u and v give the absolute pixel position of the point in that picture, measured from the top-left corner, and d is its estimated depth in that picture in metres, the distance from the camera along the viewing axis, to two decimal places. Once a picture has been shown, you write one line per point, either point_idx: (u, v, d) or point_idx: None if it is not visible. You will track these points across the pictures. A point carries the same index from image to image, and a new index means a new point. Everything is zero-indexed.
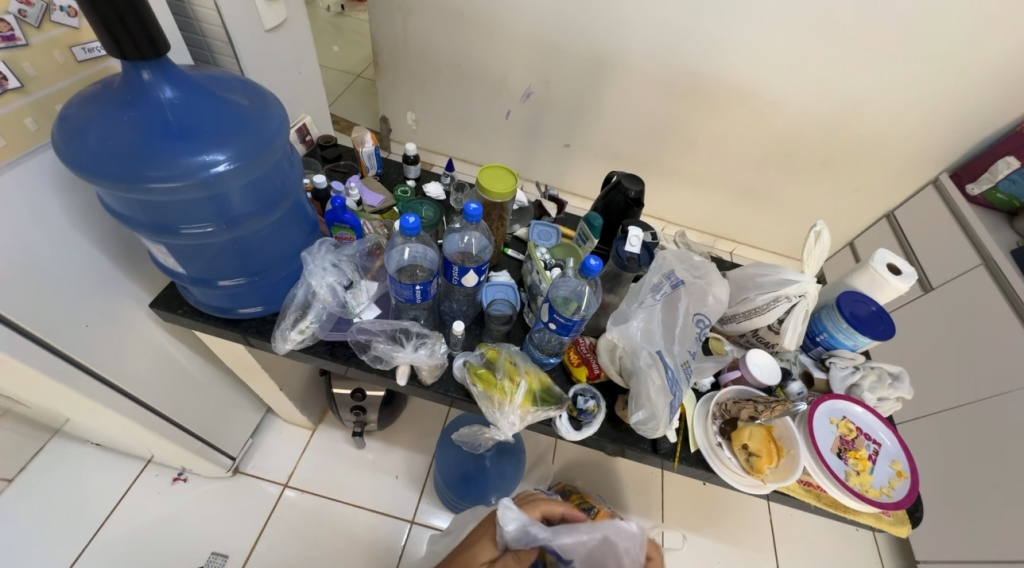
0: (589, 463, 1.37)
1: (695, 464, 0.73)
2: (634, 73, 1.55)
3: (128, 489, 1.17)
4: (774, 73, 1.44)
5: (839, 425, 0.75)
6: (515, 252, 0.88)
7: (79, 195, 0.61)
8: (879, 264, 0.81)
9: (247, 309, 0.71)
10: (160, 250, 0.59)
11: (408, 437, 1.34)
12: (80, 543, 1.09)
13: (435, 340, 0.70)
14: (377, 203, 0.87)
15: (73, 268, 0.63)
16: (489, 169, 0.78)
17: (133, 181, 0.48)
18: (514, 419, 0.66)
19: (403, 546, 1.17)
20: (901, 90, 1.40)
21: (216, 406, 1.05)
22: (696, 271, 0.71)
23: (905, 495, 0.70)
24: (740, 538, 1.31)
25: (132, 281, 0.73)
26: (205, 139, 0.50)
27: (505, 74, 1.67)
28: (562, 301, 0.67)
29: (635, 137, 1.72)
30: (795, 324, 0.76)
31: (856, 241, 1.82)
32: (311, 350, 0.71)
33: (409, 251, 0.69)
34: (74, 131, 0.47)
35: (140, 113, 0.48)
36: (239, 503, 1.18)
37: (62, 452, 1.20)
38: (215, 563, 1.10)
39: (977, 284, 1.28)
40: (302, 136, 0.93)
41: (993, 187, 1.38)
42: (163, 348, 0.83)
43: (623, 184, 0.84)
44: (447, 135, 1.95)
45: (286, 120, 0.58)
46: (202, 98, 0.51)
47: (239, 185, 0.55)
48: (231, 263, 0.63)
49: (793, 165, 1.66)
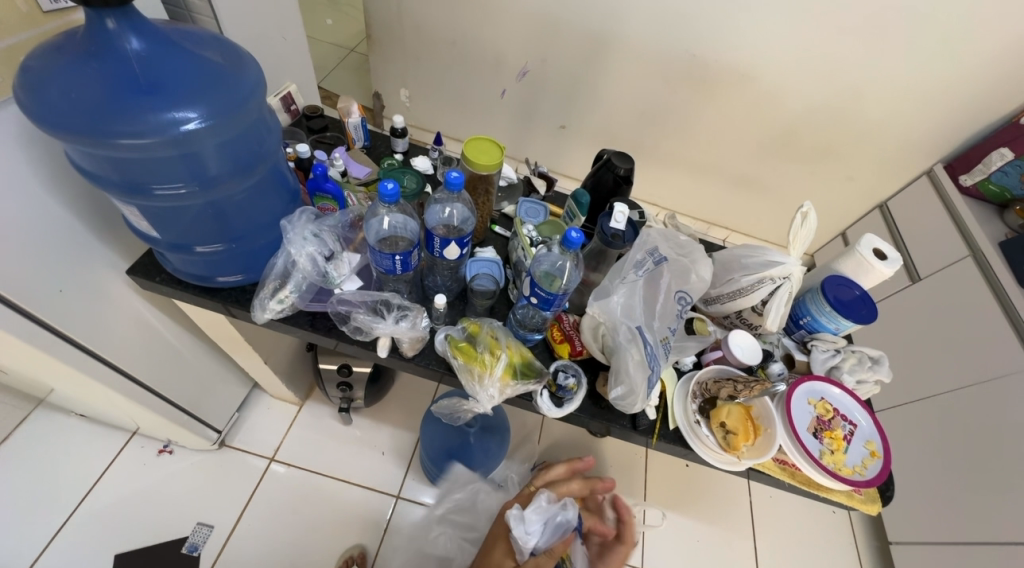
0: (575, 444, 1.39)
1: (674, 441, 0.74)
2: (633, 53, 1.52)
3: (113, 460, 1.17)
4: (773, 57, 1.42)
5: (816, 405, 0.76)
6: (501, 229, 0.87)
7: (48, 154, 0.60)
8: (865, 249, 0.81)
9: (226, 278, 0.70)
10: (131, 212, 0.57)
11: (396, 415, 1.34)
12: (67, 510, 1.10)
13: (417, 313, 0.70)
14: (363, 175, 0.85)
15: (43, 231, 0.62)
16: (474, 142, 0.76)
17: (101, 137, 0.46)
18: (493, 392, 0.67)
19: (388, 519, 1.19)
20: (902, 78, 1.39)
21: (201, 379, 1.04)
22: (680, 249, 0.72)
23: (876, 473, 0.71)
24: (721, 518, 1.34)
25: (108, 247, 0.72)
26: (176, 95, 0.48)
27: (501, 51, 1.64)
28: (544, 275, 0.67)
29: (631, 120, 1.70)
30: (778, 306, 0.76)
31: (848, 231, 1.82)
32: (291, 320, 0.70)
33: (389, 220, 0.67)
34: (35, 83, 0.46)
35: (106, 66, 0.47)
36: (225, 475, 1.19)
37: (47, 423, 1.19)
38: (200, 533, 1.11)
39: (965, 275, 1.29)
40: (287, 105, 0.90)
41: (985, 178, 1.39)
42: (144, 318, 0.82)
43: (612, 162, 0.83)
44: (440, 113, 1.91)
45: (262, 80, 0.57)
46: (172, 53, 0.50)
47: (213, 146, 0.54)
48: (208, 228, 0.62)
49: (789, 153, 1.65)
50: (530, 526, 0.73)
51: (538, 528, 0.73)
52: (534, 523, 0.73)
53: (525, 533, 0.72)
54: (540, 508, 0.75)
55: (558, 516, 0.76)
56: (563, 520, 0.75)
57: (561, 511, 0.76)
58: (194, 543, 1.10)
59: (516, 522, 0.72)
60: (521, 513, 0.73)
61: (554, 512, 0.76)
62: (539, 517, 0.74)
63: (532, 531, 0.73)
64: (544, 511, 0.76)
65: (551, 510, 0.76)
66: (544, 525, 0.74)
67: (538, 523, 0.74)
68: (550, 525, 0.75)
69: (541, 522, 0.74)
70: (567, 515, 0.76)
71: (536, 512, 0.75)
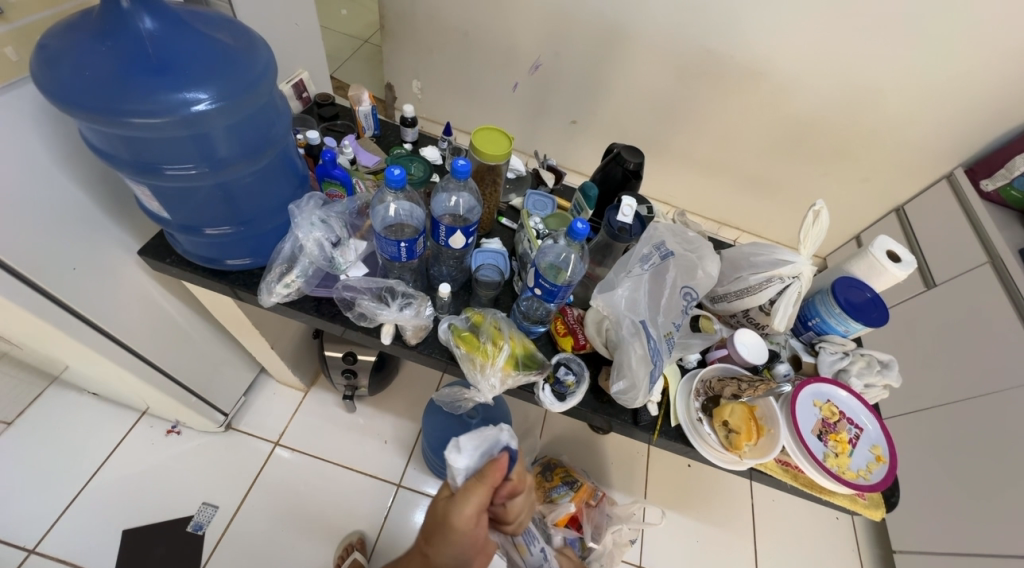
0: (577, 439, 1.39)
1: (675, 438, 0.74)
2: (646, 48, 1.50)
3: (123, 438, 1.20)
4: (791, 54, 1.39)
5: (823, 408, 0.75)
6: (508, 221, 0.87)
7: (64, 133, 0.61)
8: (878, 250, 0.79)
9: (234, 261, 0.71)
10: (143, 192, 0.58)
11: (399, 404, 1.35)
12: (78, 485, 1.13)
13: (422, 301, 0.70)
14: (371, 163, 0.85)
15: (57, 208, 0.63)
16: (483, 132, 0.76)
17: (112, 115, 0.47)
18: (494, 381, 0.67)
19: (388, 507, 1.20)
20: (923, 77, 1.35)
21: (209, 362, 1.06)
22: (687, 245, 0.70)
23: (881, 478, 0.70)
24: (721, 519, 1.33)
25: (120, 228, 0.73)
26: (187, 76, 0.49)
27: (514, 43, 1.63)
28: (549, 267, 0.66)
29: (643, 116, 1.68)
30: (787, 306, 0.75)
31: (862, 234, 1.79)
32: (297, 304, 0.71)
33: (395, 208, 0.67)
34: (49, 60, 0.46)
35: (119, 44, 0.47)
36: (231, 457, 1.21)
37: (60, 399, 1.23)
38: (205, 513, 1.13)
39: (981, 281, 1.26)
40: (298, 92, 0.91)
41: (1007, 183, 1.33)
42: (154, 299, 0.84)
43: (622, 155, 0.82)
44: (452, 105, 1.91)
45: (273, 64, 0.57)
46: (184, 33, 0.50)
47: (222, 127, 0.54)
48: (217, 210, 0.63)
49: (803, 153, 1.63)
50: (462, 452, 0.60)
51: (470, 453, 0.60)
52: (466, 448, 0.60)
53: (455, 455, 0.60)
54: (474, 432, 0.62)
55: (494, 436, 0.63)
56: (494, 442, 0.62)
57: (495, 431, 0.63)
58: (199, 521, 1.12)
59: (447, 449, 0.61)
60: (454, 439, 0.61)
61: (486, 436, 0.62)
62: (472, 440, 0.61)
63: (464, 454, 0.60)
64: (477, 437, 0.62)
65: (483, 433, 0.62)
66: (477, 450, 0.61)
67: (471, 448, 0.61)
68: (486, 449, 0.61)
69: (474, 446, 0.61)
70: (503, 436, 0.63)
71: (471, 437, 0.62)
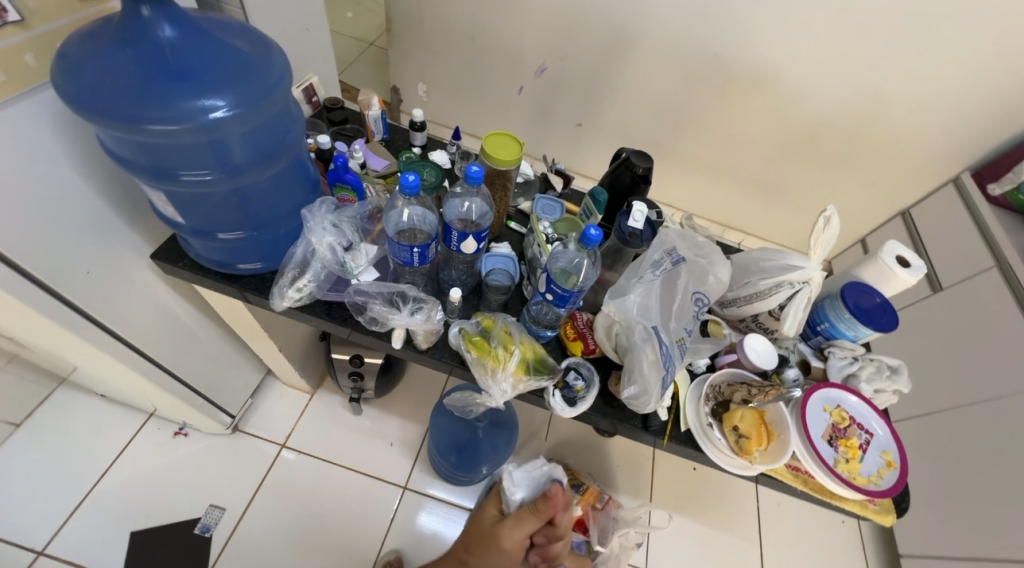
0: (582, 442, 1.39)
1: (684, 443, 0.74)
2: (652, 52, 1.51)
3: (132, 439, 1.20)
4: (798, 58, 1.39)
5: (833, 413, 0.75)
6: (517, 225, 0.87)
7: (81, 138, 0.61)
8: (888, 256, 0.80)
9: (246, 265, 0.71)
10: (159, 198, 0.58)
11: (405, 406, 1.35)
12: (87, 486, 1.13)
13: (432, 306, 0.70)
14: (381, 167, 0.86)
15: (72, 212, 0.64)
16: (494, 137, 0.76)
17: (132, 122, 0.47)
18: (506, 387, 0.67)
19: (395, 510, 1.20)
20: (930, 82, 1.35)
21: (218, 364, 1.06)
22: (698, 250, 0.70)
23: (892, 484, 0.70)
24: (726, 522, 1.33)
25: (133, 232, 0.73)
26: (206, 83, 0.49)
27: (520, 47, 1.63)
28: (560, 273, 0.66)
29: (649, 119, 1.68)
30: (796, 311, 0.75)
31: (868, 237, 1.78)
32: (308, 309, 0.71)
33: (409, 213, 0.68)
34: (71, 68, 0.47)
35: (139, 51, 0.48)
36: (238, 459, 1.22)
37: (69, 401, 1.23)
38: (212, 514, 1.14)
39: (988, 285, 1.26)
40: (308, 96, 0.90)
41: (1015, 187, 1.33)
42: (164, 302, 0.84)
43: (631, 160, 0.82)
44: (458, 108, 1.92)
45: (289, 70, 0.57)
46: (202, 40, 0.50)
47: (238, 133, 0.54)
48: (232, 215, 0.63)
49: (809, 156, 1.62)
50: (515, 481, 0.77)
51: (523, 485, 0.76)
52: (518, 479, 0.77)
53: (510, 484, 0.76)
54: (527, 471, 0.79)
55: (545, 473, 0.78)
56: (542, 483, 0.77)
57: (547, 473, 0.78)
58: (206, 523, 1.12)
59: (505, 475, 0.78)
60: (509, 471, 0.79)
61: (534, 473, 0.78)
62: (525, 474, 0.78)
63: (518, 484, 0.77)
64: (530, 475, 0.78)
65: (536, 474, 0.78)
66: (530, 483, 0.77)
67: (523, 479, 0.77)
68: (536, 483, 0.77)
69: (528, 480, 0.77)
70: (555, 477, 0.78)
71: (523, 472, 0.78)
